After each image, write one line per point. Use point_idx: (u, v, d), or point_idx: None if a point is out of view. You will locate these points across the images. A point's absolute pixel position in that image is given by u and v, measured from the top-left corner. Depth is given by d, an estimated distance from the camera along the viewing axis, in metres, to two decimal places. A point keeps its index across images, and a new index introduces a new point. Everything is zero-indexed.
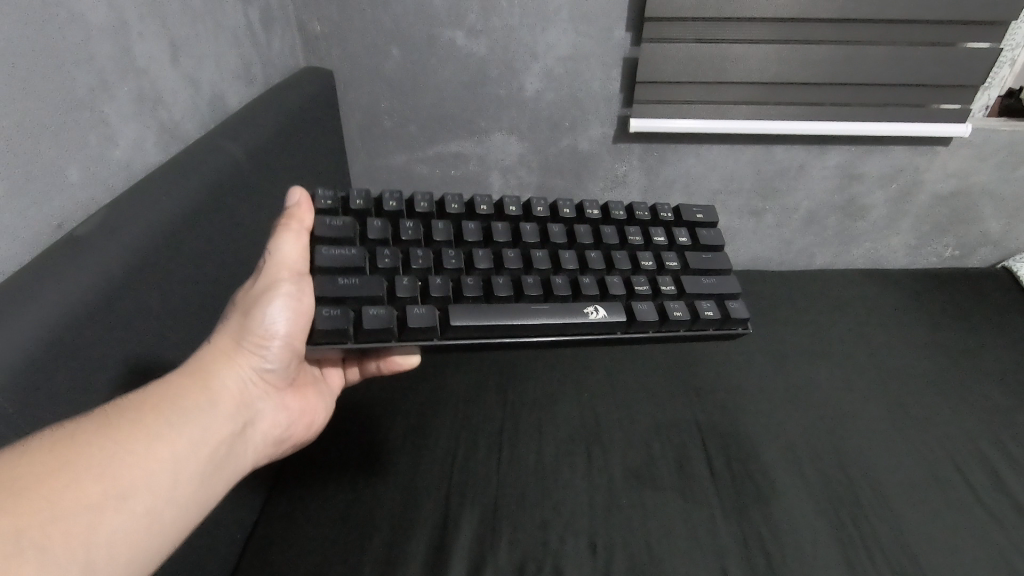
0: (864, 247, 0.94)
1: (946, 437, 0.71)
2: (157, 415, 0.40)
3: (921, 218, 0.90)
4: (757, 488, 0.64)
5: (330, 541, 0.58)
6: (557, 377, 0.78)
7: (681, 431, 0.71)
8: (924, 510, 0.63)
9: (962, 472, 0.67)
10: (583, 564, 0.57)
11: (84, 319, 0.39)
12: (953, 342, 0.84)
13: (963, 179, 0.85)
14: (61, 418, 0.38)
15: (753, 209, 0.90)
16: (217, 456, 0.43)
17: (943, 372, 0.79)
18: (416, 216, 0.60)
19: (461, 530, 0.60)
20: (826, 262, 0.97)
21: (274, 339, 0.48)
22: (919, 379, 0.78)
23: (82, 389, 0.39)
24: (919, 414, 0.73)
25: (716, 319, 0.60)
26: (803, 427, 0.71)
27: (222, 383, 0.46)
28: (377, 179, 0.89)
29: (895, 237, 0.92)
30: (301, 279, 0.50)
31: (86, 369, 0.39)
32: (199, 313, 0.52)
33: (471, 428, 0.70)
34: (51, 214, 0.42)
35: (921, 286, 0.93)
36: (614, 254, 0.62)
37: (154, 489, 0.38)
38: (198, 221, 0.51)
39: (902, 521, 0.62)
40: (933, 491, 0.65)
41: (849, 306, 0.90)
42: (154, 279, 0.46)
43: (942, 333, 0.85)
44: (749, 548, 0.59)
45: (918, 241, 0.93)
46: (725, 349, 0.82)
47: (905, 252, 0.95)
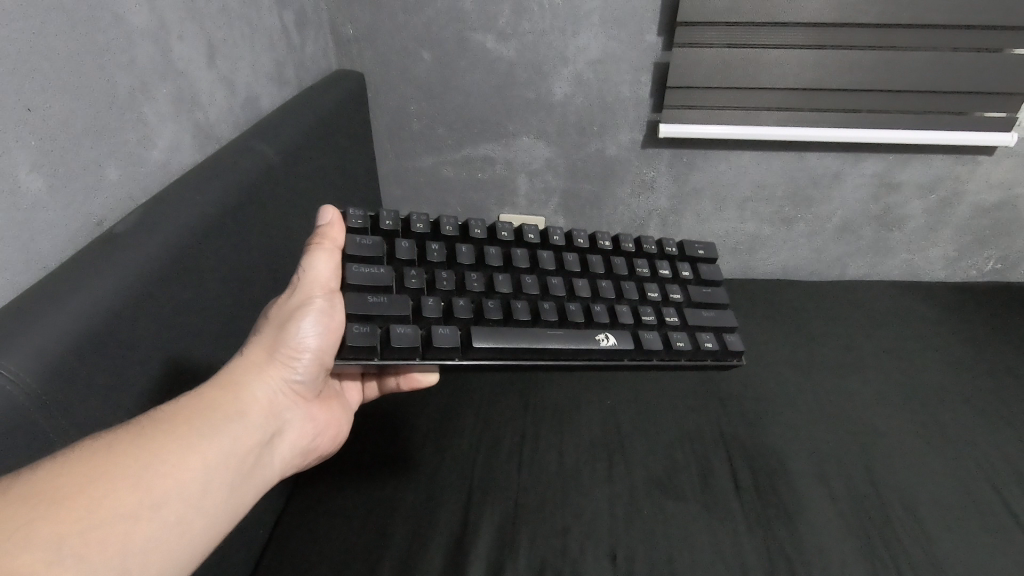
0: (899, 258, 0.92)
1: (985, 457, 0.68)
2: (189, 426, 0.40)
3: (961, 230, 0.87)
4: (784, 504, 0.63)
5: (353, 539, 0.59)
6: (579, 385, 0.77)
7: (705, 441, 0.70)
8: (961, 532, 0.60)
9: (1002, 494, 0.64)
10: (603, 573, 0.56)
11: (118, 317, 0.40)
12: (996, 358, 0.80)
13: (1006, 191, 0.82)
14: (100, 412, 0.39)
15: (784, 217, 0.88)
16: (245, 468, 0.43)
17: (983, 388, 0.76)
18: (441, 237, 0.60)
19: (481, 534, 0.59)
20: (858, 273, 0.94)
21: (306, 352, 0.48)
22: (956, 395, 0.76)
23: (115, 384, 0.40)
24: (955, 432, 0.71)
25: (715, 351, 0.59)
26: (833, 442, 0.69)
27: (252, 396, 0.46)
28: (405, 181, 0.90)
29: (933, 248, 0.90)
30: (334, 297, 0.50)
31: (121, 366, 0.40)
32: (230, 312, 0.53)
33: (492, 432, 0.71)
34: (85, 211, 0.43)
35: (960, 300, 0.89)
36: (622, 283, 0.62)
37: (186, 498, 0.38)
38: (231, 222, 0.52)
39: (936, 544, 0.59)
40: (971, 514, 0.62)
41: (884, 319, 0.87)
42: (187, 278, 0.47)
43: (984, 347, 0.82)
44: (774, 563, 0.57)
45: (956, 253, 0.90)
46: (751, 360, 0.80)
47: (943, 264, 0.92)
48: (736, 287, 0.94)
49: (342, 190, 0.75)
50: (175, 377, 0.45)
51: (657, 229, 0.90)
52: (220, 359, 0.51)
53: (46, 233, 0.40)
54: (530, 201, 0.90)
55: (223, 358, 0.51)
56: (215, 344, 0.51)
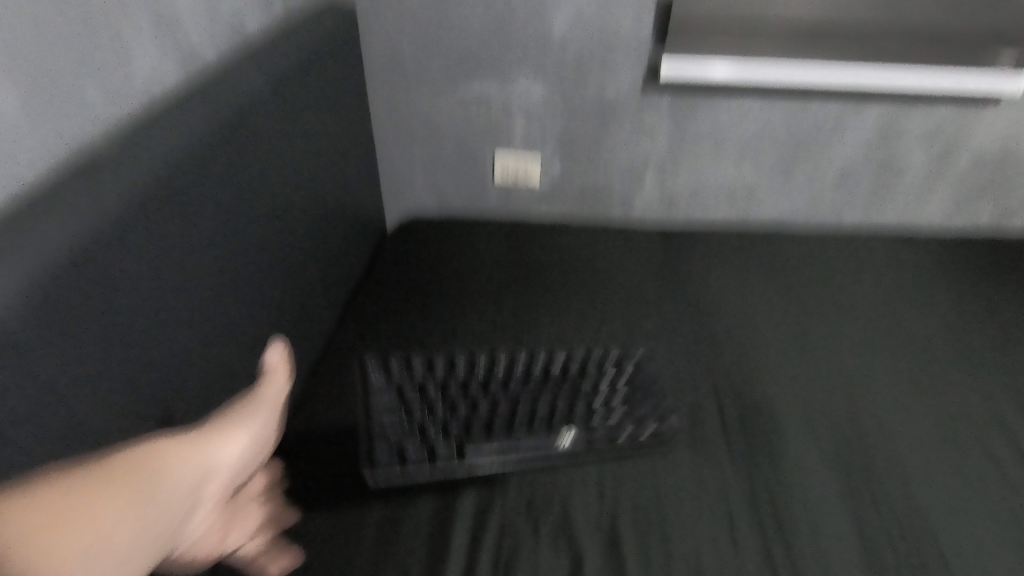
0: (898, 208, 0.92)
1: (978, 403, 0.69)
2: (144, 472, 0.36)
3: (960, 178, 0.88)
4: (770, 444, 0.64)
5: (340, 468, 0.59)
6: (573, 326, 0.77)
7: (698, 386, 0.70)
8: (950, 476, 0.61)
9: (992, 440, 0.65)
10: (590, 510, 0.57)
11: (114, 247, 0.39)
12: (994, 306, 0.81)
13: (1009, 135, 0.83)
14: (92, 341, 0.37)
15: (783, 164, 0.88)
16: (166, 537, 0.36)
17: (978, 336, 0.77)
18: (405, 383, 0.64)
19: (463, 470, 0.60)
20: (856, 224, 0.95)
21: (257, 425, 0.45)
22: (942, 343, 0.76)
23: (107, 312, 0.38)
24: (938, 380, 0.71)
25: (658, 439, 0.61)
26: (823, 390, 0.70)
27: (210, 457, 0.40)
28: (407, 120, 0.88)
29: (931, 197, 0.91)
30: (275, 414, 0.47)
31: (114, 292, 0.39)
32: (220, 247, 0.51)
33: (483, 366, 0.71)
34: (65, 135, 0.41)
35: (959, 251, 0.90)
36: (608, 421, 0.61)
37: (115, 550, 0.32)
38: (232, 157, 0.51)
39: (919, 484, 0.61)
40: (959, 458, 0.63)
41: (876, 267, 0.88)
42: (178, 205, 0.45)
43: (971, 296, 0.83)
44: (756, 500, 0.59)
45: (954, 203, 0.91)
46: (751, 310, 0.81)
47: (940, 215, 0.93)
48: (728, 233, 0.94)
49: (335, 130, 0.73)
50: (166, 309, 0.44)
51: (655, 174, 0.90)
52: (211, 293, 0.50)
53: (20, 155, 0.38)
54: (529, 141, 0.88)
55: (214, 292, 0.50)
56: (215, 285, 0.50)
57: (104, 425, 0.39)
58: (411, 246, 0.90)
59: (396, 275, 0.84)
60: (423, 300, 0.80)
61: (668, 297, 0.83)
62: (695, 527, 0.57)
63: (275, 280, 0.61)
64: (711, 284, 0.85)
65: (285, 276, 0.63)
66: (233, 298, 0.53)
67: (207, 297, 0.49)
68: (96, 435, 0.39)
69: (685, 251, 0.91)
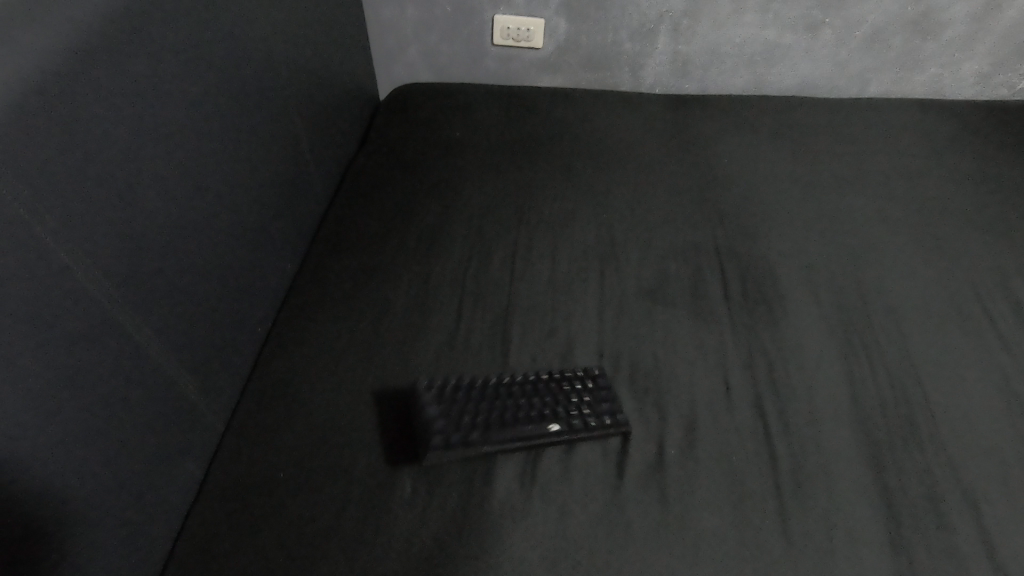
0: (900, 70, 1.13)
1: (942, 253, 0.84)
2: None
3: (964, 44, 1.08)
4: (766, 300, 0.78)
5: (338, 365, 0.71)
6: (574, 201, 0.94)
7: (702, 246, 0.86)
8: (939, 354, 0.72)
9: (966, 310, 0.76)
10: (585, 452, 0.63)
11: (184, 76, 0.58)
12: (967, 168, 0.98)
13: (973, 12, 1.04)
14: (99, 138, 0.48)
15: (774, 21, 1.07)
16: None
17: (942, 196, 0.93)
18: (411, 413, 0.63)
19: (465, 335, 0.74)
20: (824, 86, 1.17)
21: None
22: (915, 192, 0.94)
23: (123, 122, 0.50)
24: (898, 215, 0.90)
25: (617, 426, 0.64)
26: (795, 245, 0.86)
27: None
28: (398, 16, 1.13)
29: (935, 62, 1.11)
30: None
31: (104, 101, 0.48)
32: (239, 85, 0.68)
33: (484, 240, 0.87)
34: (132, 71, 0.51)
35: (921, 118, 1.10)
36: (573, 417, 0.63)
37: None
38: (218, 75, 0.64)
39: (910, 360, 0.71)
40: (944, 336, 0.74)
41: (921, 128, 1.07)
42: (150, 34, 0.54)
43: (949, 159, 1.01)
44: (755, 367, 0.71)
45: (951, 71, 1.12)
46: (742, 175, 0.98)
47: (934, 84, 1.14)
48: (745, 96, 1.17)
49: (289, 27, 0.80)
50: (157, 126, 0.54)
51: (667, 27, 1.10)
52: (211, 112, 0.63)
53: None
54: (570, 16, 1.11)
55: (198, 121, 0.61)
56: (204, 176, 0.62)
57: (131, 239, 0.52)
58: (393, 155, 1.02)
59: (353, 195, 0.94)
60: (389, 248, 0.85)
61: (675, 176, 0.98)
62: (692, 384, 0.69)
63: (257, 187, 0.73)
64: (719, 168, 1.00)
65: (263, 185, 0.75)
66: (212, 192, 0.64)
67: (198, 184, 0.61)
68: (132, 247, 0.52)
69: (690, 132, 1.08)
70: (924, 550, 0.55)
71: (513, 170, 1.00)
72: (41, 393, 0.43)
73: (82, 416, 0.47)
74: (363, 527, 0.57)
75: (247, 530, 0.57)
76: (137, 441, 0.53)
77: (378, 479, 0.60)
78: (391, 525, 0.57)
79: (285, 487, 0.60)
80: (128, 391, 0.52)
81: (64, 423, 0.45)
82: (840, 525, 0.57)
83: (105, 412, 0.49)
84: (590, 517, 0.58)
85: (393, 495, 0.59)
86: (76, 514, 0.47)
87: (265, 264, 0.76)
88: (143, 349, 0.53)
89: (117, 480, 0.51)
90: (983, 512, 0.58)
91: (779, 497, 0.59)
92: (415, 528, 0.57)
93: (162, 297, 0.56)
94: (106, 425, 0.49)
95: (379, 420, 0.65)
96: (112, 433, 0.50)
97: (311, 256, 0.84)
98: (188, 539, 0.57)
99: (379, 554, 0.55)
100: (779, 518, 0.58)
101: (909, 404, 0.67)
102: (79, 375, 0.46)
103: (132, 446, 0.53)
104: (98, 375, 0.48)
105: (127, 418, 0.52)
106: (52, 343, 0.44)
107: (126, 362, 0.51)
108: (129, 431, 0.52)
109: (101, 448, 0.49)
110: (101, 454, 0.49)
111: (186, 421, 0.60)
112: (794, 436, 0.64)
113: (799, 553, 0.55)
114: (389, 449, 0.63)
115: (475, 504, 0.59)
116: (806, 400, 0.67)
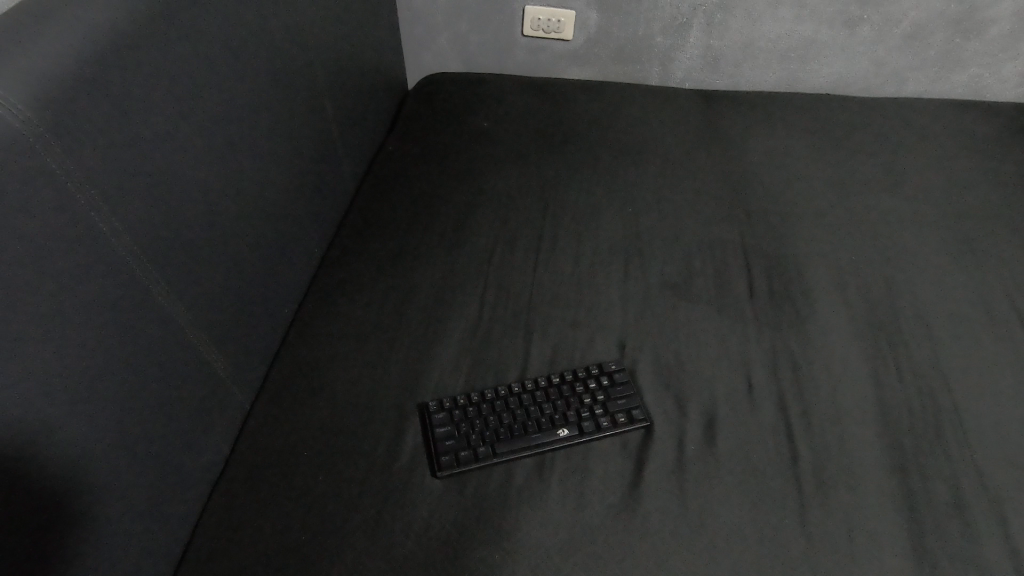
0: (937, 71, 1.10)
1: (975, 257, 0.82)
2: None
3: (1005, 44, 1.05)
4: (792, 299, 0.77)
5: (361, 349, 0.72)
6: (600, 193, 0.93)
7: (728, 243, 0.85)
8: (968, 361, 0.70)
9: (999, 318, 0.74)
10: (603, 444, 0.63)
11: (223, 61, 0.60)
12: (1003, 171, 0.96)
13: (1019, 10, 1.01)
14: (142, 118, 0.50)
15: (809, 17, 1.06)
16: None
17: (976, 200, 0.91)
18: (425, 422, 0.64)
19: (487, 324, 0.75)
20: (862, 83, 1.14)
21: None
22: (953, 194, 0.92)
23: (164, 102, 0.52)
24: (934, 217, 0.88)
25: (634, 421, 0.64)
26: (823, 244, 0.84)
27: None
28: (429, 5, 1.13)
29: (974, 62, 1.08)
30: None
31: (146, 81, 0.50)
32: (274, 72, 0.70)
33: (509, 230, 0.87)
34: (172, 55, 0.53)
35: (959, 120, 1.06)
36: (584, 419, 0.64)
37: None
38: (252, 60, 0.65)
39: (940, 366, 0.69)
40: (976, 343, 0.72)
41: (961, 128, 1.05)
42: (192, 19, 0.55)
43: (991, 161, 0.98)
44: (779, 366, 0.70)
45: (990, 71, 1.09)
46: (771, 172, 0.97)
47: (972, 85, 1.11)
48: (777, 93, 1.15)
49: (323, 12, 0.81)
50: (195, 107, 0.56)
51: (700, 21, 1.09)
52: (246, 98, 0.64)
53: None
54: (602, 7, 1.10)
55: (233, 105, 0.62)
56: (237, 158, 0.64)
57: (167, 214, 0.53)
58: (420, 142, 1.03)
59: (379, 182, 0.95)
60: (413, 235, 0.86)
61: (704, 172, 0.97)
62: (714, 381, 0.69)
63: (286, 171, 0.75)
64: (749, 164, 0.99)
65: (293, 169, 0.76)
66: (243, 174, 0.65)
67: (231, 167, 0.63)
68: (166, 222, 0.53)
69: (719, 127, 1.07)
70: (943, 556, 0.55)
71: (539, 160, 0.99)
72: (81, 360, 0.45)
73: (118, 385, 0.49)
74: (382, 510, 0.58)
75: (269, 508, 0.58)
76: (168, 412, 0.55)
77: (399, 461, 0.62)
78: (411, 506, 0.58)
79: (306, 467, 0.61)
80: (161, 364, 0.53)
81: (99, 390, 0.47)
82: (859, 527, 0.57)
83: (138, 382, 0.51)
84: (607, 508, 0.58)
85: (413, 477, 0.60)
86: (110, 476, 0.49)
87: (293, 246, 0.77)
88: (174, 323, 0.55)
89: (148, 449, 0.53)
90: (1009, 521, 0.57)
91: (797, 495, 0.59)
92: (434, 511, 0.58)
93: (194, 274, 0.58)
94: (138, 396, 0.51)
95: (401, 404, 0.66)
96: (144, 402, 0.52)
97: (337, 241, 0.86)
98: (213, 515, 0.58)
99: (397, 536, 0.56)
100: (798, 518, 0.57)
101: (937, 409, 0.66)
102: (116, 346, 0.48)
103: (162, 419, 0.54)
104: (131, 345, 0.50)
105: (158, 390, 0.53)
106: (90, 313, 0.46)
107: (159, 335, 0.53)
108: (160, 402, 0.54)
109: (134, 417, 0.51)
110: (134, 423, 0.51)
111: (215, 396, 0.62)
112: (816, 436, 0.64)
113: (815, 552, 0.55)
114: (410, 432, 0.64)
115: (494, 491, 0.59)
116: (830, 401, 0.66)
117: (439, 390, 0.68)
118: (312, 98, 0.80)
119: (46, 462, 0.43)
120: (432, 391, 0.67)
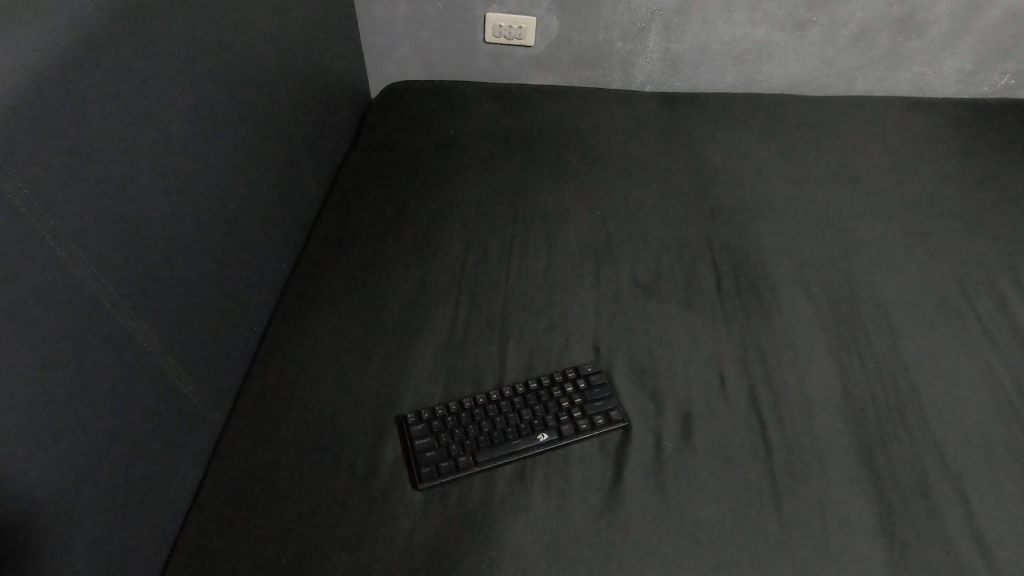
0: (883, 69, 1.15)
1: (927, 247, 0.86)
2: None
3: (944, 43, 1.10)
4: (759, 294, 0.79)
5: (334, 365, 0.70)
6: (568, 197, 0.94)
7: (694, 243, 0.87)
8: (926, 347, 0.73)
9: (952, 304, 0.78)
10: (583, 448, 0.63)
11: (182, 80, 0.59)
12: (948, 163, 1.00)
13: (955, 10, 1.06)
14: (99, 141, 0.48)
15: (762, 20, 1.09)
16: None
17: (925, 191, 0.95)
18: (405, 434, 0.63)
19: (461, 333, 0.74)
20: (815, 82, 1.18)
21: None
22: (904, 187, 0.96)
23: (123, 124, 0.51)
24: (887, 210, 0.92)
25: (612, 423, 0.65)
26: (785, 241, 0.87)
27: None
28: (389, 13, 1.12)
29: (917, 59, 1.13)
30: None
31: (104, 103, 0.49)
32: (233, 89, 0.68)
33: (479, 237, 0.87)
34: (128, 75, 0.52)
35: (905, 115, 1.11)
36: (562, 424, 0.64)
37: None
38: (211, 77, 0.64)
39: (900, 353, 0.72)
40: (933, 329, 0.75)
41: (908, 124, 1.09)
42: (147, 39, 0.54)
43: (936, 154, 1.02)
44: (749, 360, 0.72)
45: (932, 68, 1.14)
46: (733, 172, 1.00)
47: (916, 81, 1.16)
48: (734, 94, 1.18)
49: (280, 24, 0.79)
50: (155, 128, 0.55)
51: (657, 25, 1.11)
52: (206, 116, 0.63)
53: None
54: (562, 13, 1.11)
55: (193, 124, 0.61)
56: (199, 176, 0.62)
57: (129, 239, 0.52)
58: (385, 153, 1.02)
59: (346, 194, 0.93)
60: (383, 246, 0.85)
61: (668, 173, 0.99)
62: (689, 378, 0.70)
63: (250, 186, 0.73)
64: (711, 164, 1.01)
65: (257, 185, 0.75)
66: (206, 192, 0.63)
67: (194, 185, 0.61)
68: (128, 246, 0.52)
69: (680, 128, 1.09)
70: (911, 535, 0.57)
71: (506, 167, 1.00)
72: (44, 395, 0.43)
73: (86, 415, 0.47)
74: (364, 526, 0.57)
75: (247, 533, 0.57)
76: (138, 442, 0.53)
77: (379, 477, 0.61)
78: (393, 521, 0.58)
79: (284, 488, 0.60)
80: (128, 392, 0.52)
81: (64, 423, 0.45)
82: (833, 513, 0.59)
83: (104, 412, 0.49)
84: (589, 510, 0.59)
85: (394, 490, 0.60)
86: (76, 512, 0.47)
87: (260, 263, 0.75)
88: (140, 351, 0.53)
89: (118, 480, 0.51)
90: (969, 500, 0.60)
91: (772, 487, 0.60)
92: (417, 524, 0.57)
93: (158, 296, 0.56)
94: (104, 427, 0.49)
95: (378, 419, 0.66)
96: (111, 434, 0.50)
97: (305, 256, 0.84)
98: (188, 543, 0.57)
99: (381, 552, 0.55)
100: (774, 508, 0.59)
101: (899, 395, 0.68)
102: (79, 376, 0.46)
103: (131, 450, 0.52)
104: (94, 375, 0.48)
105: (126, 420, 0.52)
106: (53, 345, 0.44)
107: (126, 364, 0.51)
108: (128, 432, 0.52)
109: (100, 450, 0.49)
110: (101, 455, 0.49)
111: (186, 420, 0.60)
112: (788, 427, 0.65)
113: (792, 543, 0.56)
114: (389, 446, 0.63)
115: (476, 501, 0.59)
116: (799, 393, 0.68)
117: (416, 402, 0.67)
118: (272, 112, 0.78)
119: (7, 502, 0.41)
120: (409, 403, 0.67)
